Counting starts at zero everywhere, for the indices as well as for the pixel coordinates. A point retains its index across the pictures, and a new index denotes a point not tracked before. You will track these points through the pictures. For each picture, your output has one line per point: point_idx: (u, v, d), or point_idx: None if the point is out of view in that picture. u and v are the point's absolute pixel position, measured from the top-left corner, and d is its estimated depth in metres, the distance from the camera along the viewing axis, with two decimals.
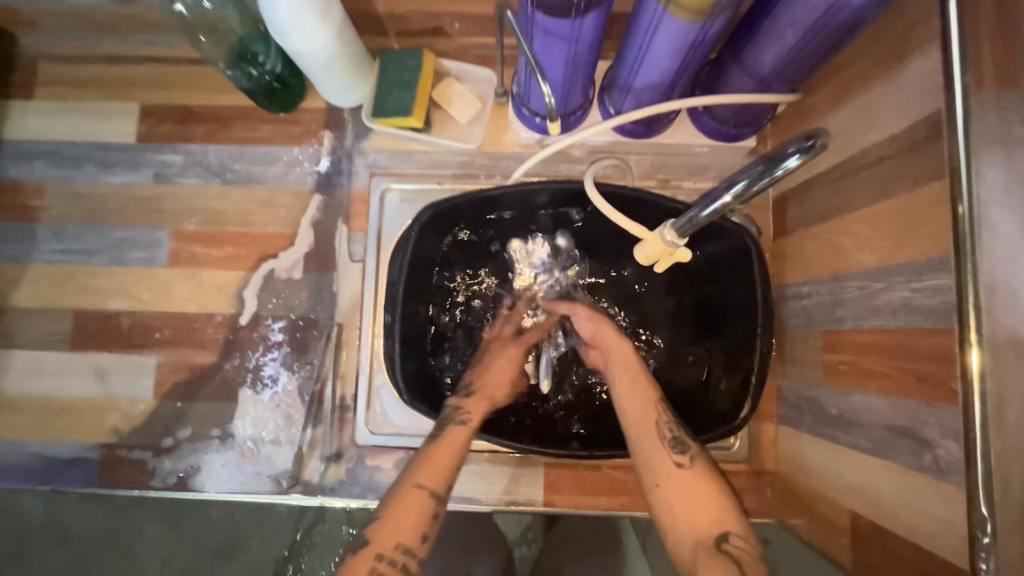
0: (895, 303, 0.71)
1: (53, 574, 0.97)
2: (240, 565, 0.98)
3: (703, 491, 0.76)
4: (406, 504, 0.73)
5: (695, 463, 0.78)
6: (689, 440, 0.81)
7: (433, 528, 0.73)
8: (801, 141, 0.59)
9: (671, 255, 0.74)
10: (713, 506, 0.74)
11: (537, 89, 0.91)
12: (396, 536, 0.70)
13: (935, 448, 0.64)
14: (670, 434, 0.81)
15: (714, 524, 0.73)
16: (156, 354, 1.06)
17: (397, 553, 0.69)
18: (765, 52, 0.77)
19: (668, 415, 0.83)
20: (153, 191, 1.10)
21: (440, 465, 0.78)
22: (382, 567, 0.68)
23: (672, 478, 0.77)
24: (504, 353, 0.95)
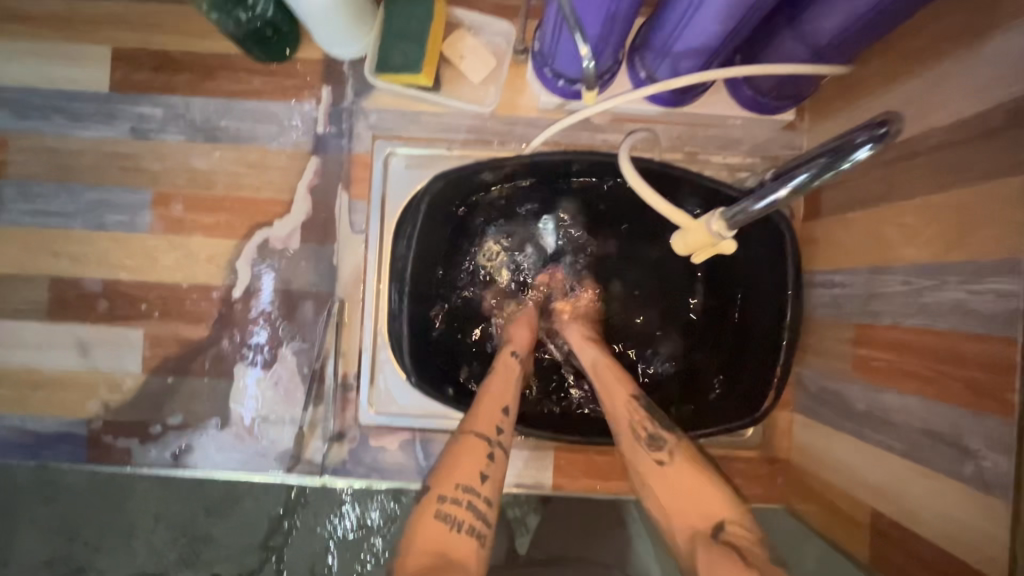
0: (945, 304, 0.66)
1: (46, 528, 0.99)
2: (231, 520, 0.99)
3: (685, 485, 0.70)
4: (464, 449, 0.77)
5: (676, 456, 0.73)
6: (665, 432, 0.75)
7: (494, 468, 0.76)
8: (873, 129, 0.54)
9: (715, 246, 0.68)
10: (706, 499, 0.68)
11: (565, 49, 0.82)
12: (457, 476, 0.74)
13: (979, 459, 0.62)
14: (644, 429, 0.75)
15: (706, 516, 0.66)
16: (143, 327, 0.99)
17: (457, 493, 0.73)
18: (827, 18, 0.69)
19: (642, 409, 0.78)
20: (131, 148, 0.99)
21: (488, 412, 0.81)
22: (447, 507, 0.71)
23: (657, 473, 0.71)
24: (522, 317, 0.93)
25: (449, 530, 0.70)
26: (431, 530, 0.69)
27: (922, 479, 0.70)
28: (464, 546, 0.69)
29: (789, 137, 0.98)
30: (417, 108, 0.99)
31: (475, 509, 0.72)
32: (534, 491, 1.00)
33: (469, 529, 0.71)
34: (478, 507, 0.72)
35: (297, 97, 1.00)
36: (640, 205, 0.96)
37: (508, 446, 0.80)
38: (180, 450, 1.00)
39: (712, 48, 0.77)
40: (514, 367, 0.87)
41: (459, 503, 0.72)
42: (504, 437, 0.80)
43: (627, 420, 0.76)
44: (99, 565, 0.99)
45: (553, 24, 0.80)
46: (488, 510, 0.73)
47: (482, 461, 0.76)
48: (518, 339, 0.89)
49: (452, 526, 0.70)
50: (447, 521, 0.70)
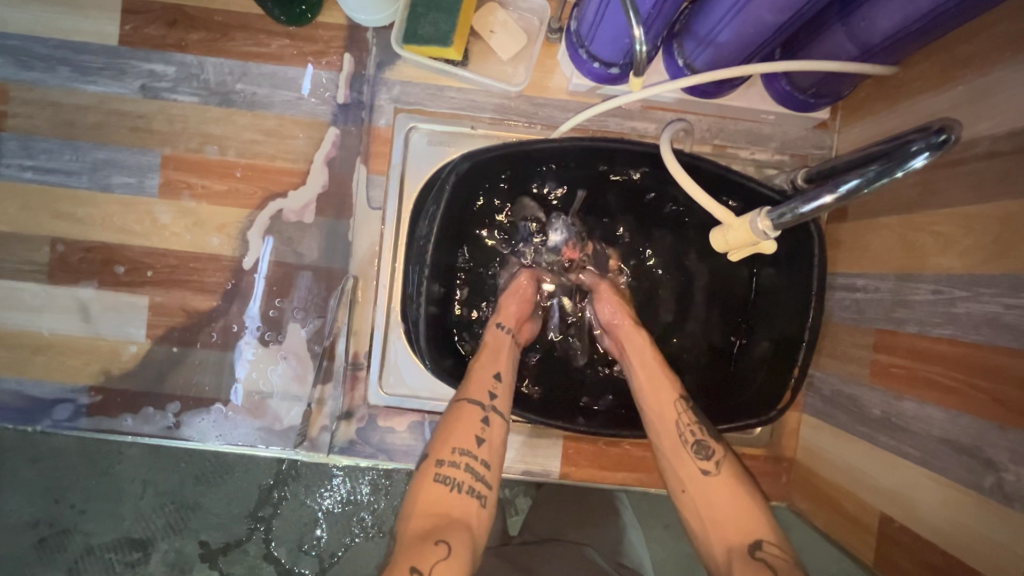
0: (977, 317, 0.66)
1: (31, 487, 1.00)
2: (222, 489, 1.01)
3: (726, 497, 0.72)
4: (459, 416, 0.78)
5: (722, 468, 0.75)
6: (712, 440, 0.77)
7: (491, 433, 0.78)
8: (931, 137, 0.52)
9: (755, 245, 0.68)
10: (744, 517, 0.71)
11: (607, 30, 0.79)
12: (453, 441, 0.76)
13: (1001, 472, 0.63)
14: (692, 436, 0.78)
15: (743, 533, 0.69)
16: (148, 294, 0.96)
17: (454, 457, 0.75)
18: (884, 17, 0.67)
19: (690, 413, 0.79)
20: (141, 107, 0.95)
21: (481, 381, 0.81)
22: (446, 469, 0.74)
23: (700, 482, 0.74)
24: (515, 289, 0.90)
25: (448, 491, 0.73)
26: (431, 492, 0.73)
27: (938, 487, 0.71)
28: (464, 505, 0.72)
29: (820, 136, 0.97)
30: (441, 83, 0.96)
31: (472, 471, 0.74)
32: (540, 479, 1.00)
33: (467, 490, 0.73)
34: (476, 470, 0.75)
35: (317, 63, 0.96)
36: (667, 198, 0.94)
37: (504, 411, 0.81)
38: (181, 422, 0.97)
39: (759, 40, 0.75)
40: (503, 339, 0.86)
41: (457, 466, 0.74)
42: (498, 402, 0.80)
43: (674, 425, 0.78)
44: (84, 528, 1.01)
45: (598, 3, 0.76)
46: (485, 473, 0.75)
47: (478, 426, 0.77)
48: (505, 312, 0.89)
49: (452, 488, 0.73)
50: (447, 484, 0.73)
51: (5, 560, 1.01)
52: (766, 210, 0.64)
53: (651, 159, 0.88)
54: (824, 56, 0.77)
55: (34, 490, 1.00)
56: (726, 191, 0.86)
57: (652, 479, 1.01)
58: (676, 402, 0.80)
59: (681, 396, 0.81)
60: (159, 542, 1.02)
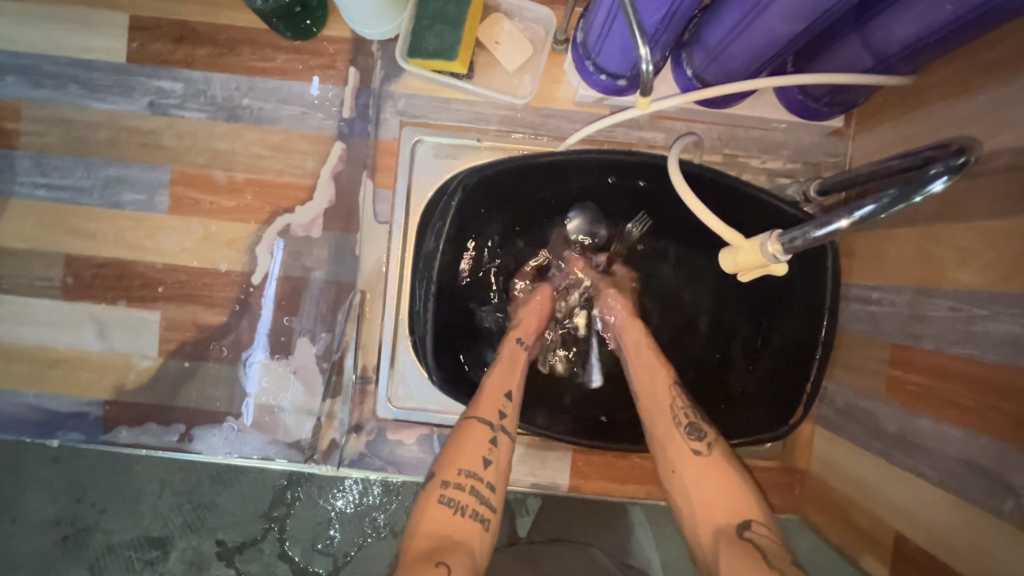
0: (997, 336, 0.65)
1: (53, 484, 1.01)
2: (238, 489, 1.02)
3: (716, 478, 0.72)
4: (466, 433, 0.78)
5: (712, 451, 0.74)
6: (703, 424, 0.76)
7: (497, 454, 0.78)
8: (950, 161, 0.52)
9: (765, 267, 0.67)
10: (733, 500, 0.71)
11: (614, 42, 0.78)
12: (458, 463, 0.76)
13: (1020, 497, 0.61)
14: (685, 419, 0.77)
15: (732, 514, 0.69)
16: (160, 309, 0.97)
17: (460, 479, 0.75)
18: (902, 27, 0.65)
19: (683, 397, 0.79)
20: (149, 123, 0.96)
21: (492, 400, 0.81)
22: (451, 492, 0.74)
23: (690, 464, 0.73)
24: (536, 301, 0.91)
25: (452, 514, 0.73)
26: (435, 514, 0.73)
27: (956, 508, 0.69)
28: (467, 529, 0.73)
29: (833, 144, 0.95)
30: (447, 95, 0.96)
31: (478, 494, 0.75)
32: (549, 491, 1.00)
33: (472, 513, 0.74)
34: (481, 492, 0.75)
35: (323, 77, 0.96)
36: (677, 209, 0.93)
37: (512, 429, 0.80)
38: (193, 435, 0.99)
39: (771, 51, 0.73)
40: (520, 353, 0.86)
41: (462, 488, 0.75)
42: (506, 423, 0.80)
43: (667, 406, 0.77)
44: (105, 525, 1.02)
45: (604, 16, 0.75)
46: (490, 496, 0.75)
47: (485, 446, 0.77)
48: (523, 327, 0.88)
49: (456, 511, 0.73)
50: (451, 507, 0.74)
51: (30, 555, 1.02)
52: (777, 234, 0.63)
53: (659, 172, 0.86)
54: (838, 67, 0.75)
55: (57, 487, 1.01)
56: (737, 204, 0.85)
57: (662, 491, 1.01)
58: (669, 387, 0.79)
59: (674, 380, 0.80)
60: (177, 539, 1.03)
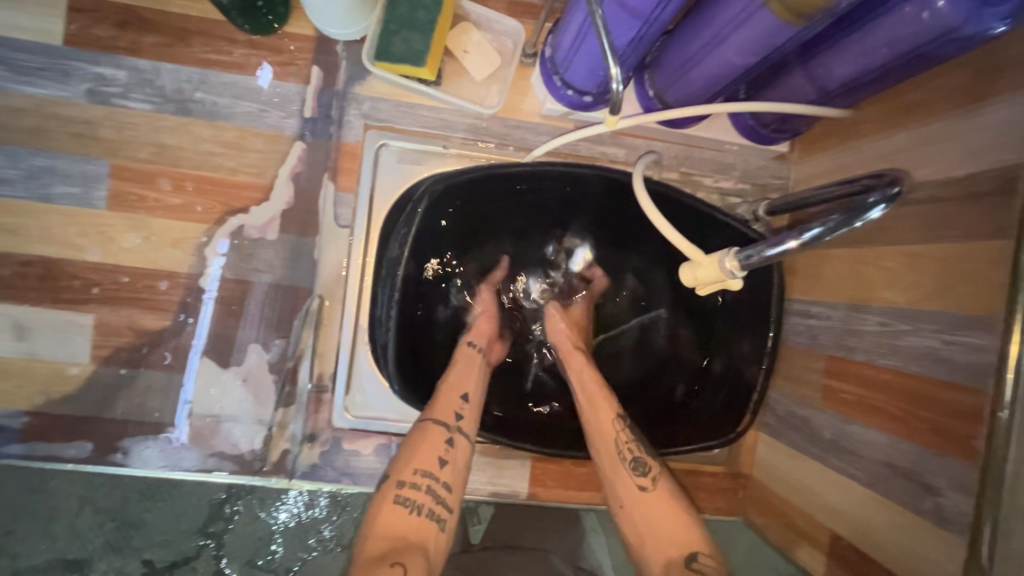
0: (920, 350, 0.71)
1: None
2: (171, 504, 0.94)
3: (664, 512, 0.75)
4: (422, 436, 0.79)
5: (658, 483, 0.77)
6: (649, 458, 0.79)
7: (455, 454, 0.78)
8: (885, 190, 0.58)
9: (722, 283, 0.70)
10: (680, 529, 0.73)
11: (583, 60, 0.80)
12: (415, 463, 0.76)
13: (939, 497, 0.67)
14: (630, 454, 0.79)
15: (681, 548, 0.71)
16: (93, 312, 0.90)
17: (416, 478, 0.75)
18: (840, 67, 0.70)
19: (627, 430, 0.81)
20: (86, 111, 0.88)
21: (448, 400, 0.82)
22: (407, 491, 0.74)
23: (636, 500, 0.76)
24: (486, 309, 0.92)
25: (408, 514, 0.73)
26: (391, 514, 0.73)
27: (882, 508, 0.75)
28: (423, 529, 0.73)
29: (779, 167, 1.02)
30: (413, 101, 0.95)
31: (433, 494, 0.75)
32: (507, 499, 1.00)
33: (427, 513, 0.74)
34: (437, 492, 0.75)
35: (283, 75, 0.93)
36: (638, 222, 0.95)
37: (470, 433, 0.81)
38: (126, 448, 0.92)
39: (726, 80, 0.77)
40: (475, 356, 0.87)
41: (418, 488, 0.75)
42: (464, 424, 0.81)
43: (612, 442, 0.80)
44: (12, 548, 0.93)
45: (577, 34, 0.77)
46: (447, 496, 0.76)
47: (442, 448, 0.78)
48: (477, 330, 0.89)
49: (412, 510, 0.73)
50: (407, 507, 0.73)
51: None
52: (733, 251, 0.66)
53: (621, 189, 0.90)
54: (786, 97, 0.80)
55: None
56: (694, 220, 0.89)
57: None
58: (613, 422, 0.81)
59: (618, 414, 0.82)
60: (97, 562, 0.94)
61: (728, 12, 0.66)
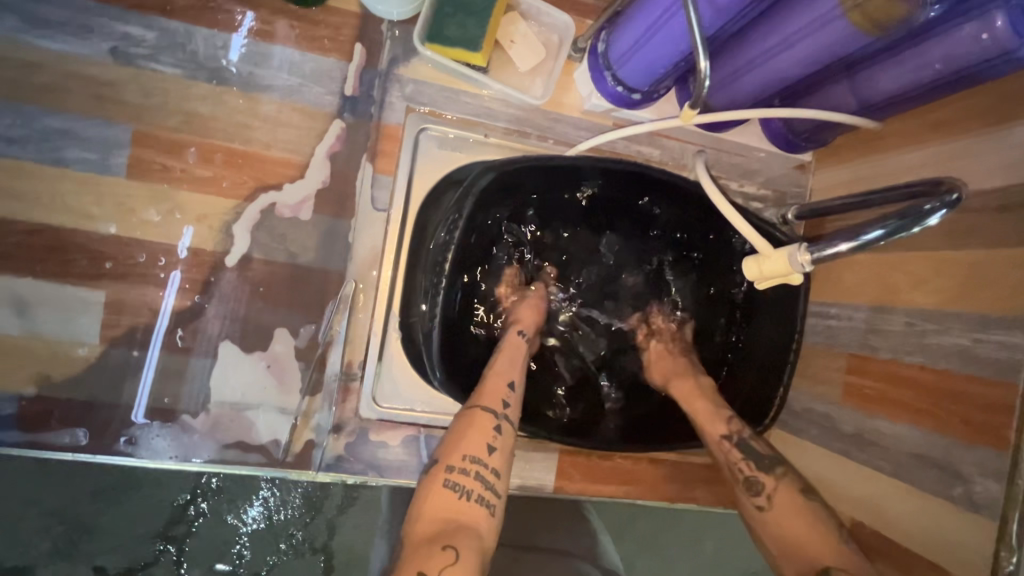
0: (948, 348, 0.76)
1: None
2: (127, 506, 0.87)
3: (788, 527, 0.75)
4: (469, 422, 0.78)
5: (774, 501, 0.77)
6: (762, 474, 0.79)
7: (502, 441, 0.77)
8: (944, 197, 0.62)
9: (785, 276, 0.73)
10: (813, 541, 0.72)
11: (643, 58, 0.82)
12: (463, 448, 0.75)
13: (969, 483, 0.73)
14: (742, 473, 0.80)
15: (808, 562, 0.71)
16: (106, 288, 0.83)
17: (465, 464, 0.74)
18: (889, 81, 0.75)
19: (735, 449, 0.81)
20: (110, 72, 0.83)
21: (495, 387, 0.81)
22: (455, 476, 0.73)
23: (758, 519, 0.77)
24: (532, 298, 0.92)
25: (458, 498, 0.72)
26: (440, 499, 0.72)
27: (910, 496, 0.80)
28: (474, 513, 0.71)
29: (800, 176, 1.06)
30: (457, 87, 0.93)
31: (482, 479, 0.74)
32: (535, 493, 1.00)
33: (477, 497, 0.72)
34: (486, 478, 0.74)
35: (324, 50, 0.90)
36: (675, 221, 0.97)
37: (515, 420, 0.80)
38: (134, 436, 0.85)
39: (777, 87, 0.81)
40: (520, 346, 0.86)
41: (467, 473, 0.73)
42: (510, 411, 0.80)
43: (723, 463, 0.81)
44: None
45: (641, 31, 0.79)
46: (496, 482, 0.74)
47: (489, 435, 0.77)
48: (524, 319, 0.89)
49: (461, 495, 0.72)
50: (456, 491, 0.72)
51: None
52: (804, 244, 0.70)
53: (664, 187, 0.91)
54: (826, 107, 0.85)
55: None
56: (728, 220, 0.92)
57: (638, 490, 1.04)
58: (720, 441, 0.82)
59: (726, 432, 0.82)
60: (41, 569, 0.87)
61: (801, 20, 0.69)
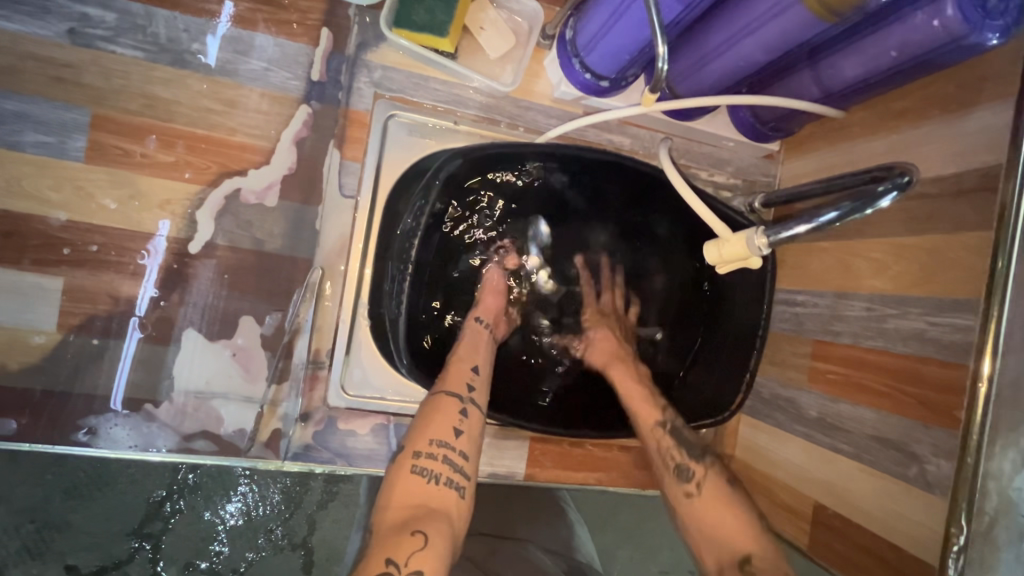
0: (906, 331, 0.78)
1: None
2: (97, 504, 0.96)
3: (713, 517, 0.76)
4: (436, 408, 0.77)
5: (704, 489, 0.79)
6: (694, 463, 0.81)
7: (469, 424, 0.77)
8: (896, 179, 0.63)
9: (745, 260, 0.75)
10: (742, 531, 0.74)
11: (609, 44, 0.82)
12: (430, 433, 0.75)
13: (923, 463, 0.75)
14: (674, 461, 0.81)
15: (729, 550, 0.72)
16: (65, 275, 0.82)
17: (432, 448, 0.74)
18: (850, 68, 0.76)
19: (668, 437, 0.83)
20: (67, 53, 0.81)
21: (458, 372, 0.81)
22: (423, 461, 0.73)
23: (684, 505, 0.78)
24: (489, 283, 0.91)
25: (426, 483, 0.71)
26: (408, 485, 0.71)
27: (869, 478, 0.82)
28: (444, 497, 0.71)
29: (768, 165, 1.07)
30: (426, 73, 0.93)
31: (451, 462, 0.74)
32: (505, 480, 1.00)
33: (446, 481, 0.72)
34: (455, 461, 0.74)
35: (289, 34, 0.88)
36: (648, 209, 0.97)
37: (482, 403, 0.80)
38: (93, 428, 0.83)
39: (742, 74, 0.82)
40: (481, 332, 0.86)
41: (435, 458, 0.73)
42: (476, 395, 0.80)
43: (657, 452, 0.83)
44: None
45: (607, 16, 0.79)
46: (464, 464, 0.74)
47: (455, 418, 0.77)
48: (484, 307, 0.89)
49: (429, 480, 0.72)
50: (424, 476, 0.72)
51: None
52: (761, 228, 0.71)
53: (637, 176, 0.92)
54: (790, 94, 0.86)
55: None
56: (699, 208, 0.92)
57: (610, 477, 1.05)
58: (655, 430, 0.84)
59: (660, 421, 0.85)
60: (12, 569, 0.96)
61: (763, 4, 0.70)
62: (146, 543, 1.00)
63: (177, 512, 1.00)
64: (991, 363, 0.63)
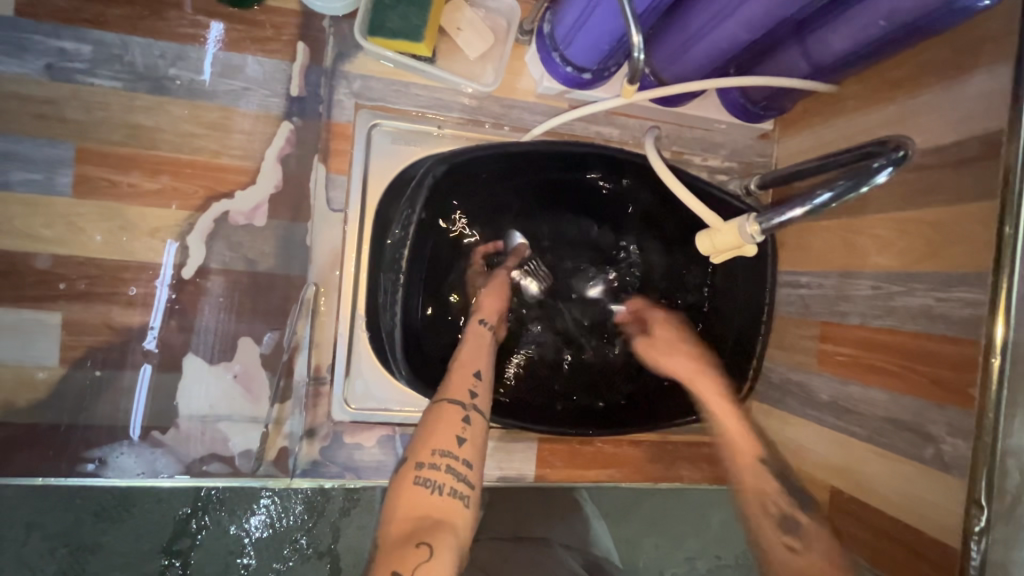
0: (914, 308, 0.75)
1: None
2: (132, 521, 0.93)
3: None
4: (439, 416, 0.76)
5: (808, 546, 0.76)
6: (799, 521, 0.78)
7: (472, 431, 0.76)
8: (891, 155, 0.61)
9: (739, 247, 0.73)
10: None
11: (587, 36, 0.80)
12: (433, 443, 0.74)
13: (939, 444, 0.72)
14: (775, 510, 0.79)
15: None
16: (63, 308, 0.82)
17: (435, 458, 0.72)
18: (838, 41, 0.74)
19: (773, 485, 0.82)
20: (47, 89, 0.81)
21: (461, 379, 0.80)
22: (426, 472, 0.71)
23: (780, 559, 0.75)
24: (495, 285, 0.91)
25: (431, 494, 0.70)
26: (412, 496, 0.70)
27: (885, 461, 0.80)
28: (448, 507, 0.70)
29: (763, 145, 1.04)
30: (407, 79, 0.91)
31: (455, 472, 0.72)
32: (517, 483, 0.99)
33: (451, 491, 0.71)
34: (459, 470, 0.72)
35: (266, 51, 0.88)
36: (643, 200, 0.96)
37: (486, 409, 0.79)
38: (104, 458, 0.85)
39: (727, 56, 0.79)
40: (484, 335, 0.85)
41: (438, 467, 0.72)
42: (479, 401, 0.79)
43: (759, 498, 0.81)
44: None
45: (582, 8, 0.77)
46: (469, 472, 0.73)
47: (458, 425, 0.76)
48: (486, 309, 0.88)
49: (434, 491, 0.70)
50: (428, 487, 0.70)
51: None
52: (753, 214, 0.69)
53: (626, 166, 0.90)
54: (779, 72, 0.83)
55: None
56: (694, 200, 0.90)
57: (623, 473, 1.03)
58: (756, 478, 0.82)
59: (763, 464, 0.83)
60: None
61: None
62: (176, 561, 0.96)
63: (203, 528, 0.96)
64: (1004, 326, 0.60)
